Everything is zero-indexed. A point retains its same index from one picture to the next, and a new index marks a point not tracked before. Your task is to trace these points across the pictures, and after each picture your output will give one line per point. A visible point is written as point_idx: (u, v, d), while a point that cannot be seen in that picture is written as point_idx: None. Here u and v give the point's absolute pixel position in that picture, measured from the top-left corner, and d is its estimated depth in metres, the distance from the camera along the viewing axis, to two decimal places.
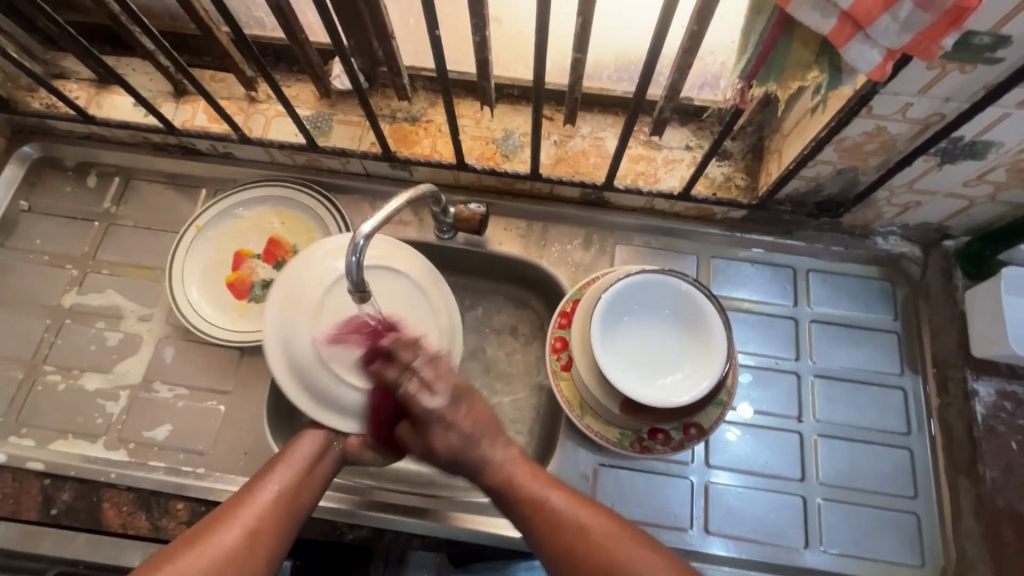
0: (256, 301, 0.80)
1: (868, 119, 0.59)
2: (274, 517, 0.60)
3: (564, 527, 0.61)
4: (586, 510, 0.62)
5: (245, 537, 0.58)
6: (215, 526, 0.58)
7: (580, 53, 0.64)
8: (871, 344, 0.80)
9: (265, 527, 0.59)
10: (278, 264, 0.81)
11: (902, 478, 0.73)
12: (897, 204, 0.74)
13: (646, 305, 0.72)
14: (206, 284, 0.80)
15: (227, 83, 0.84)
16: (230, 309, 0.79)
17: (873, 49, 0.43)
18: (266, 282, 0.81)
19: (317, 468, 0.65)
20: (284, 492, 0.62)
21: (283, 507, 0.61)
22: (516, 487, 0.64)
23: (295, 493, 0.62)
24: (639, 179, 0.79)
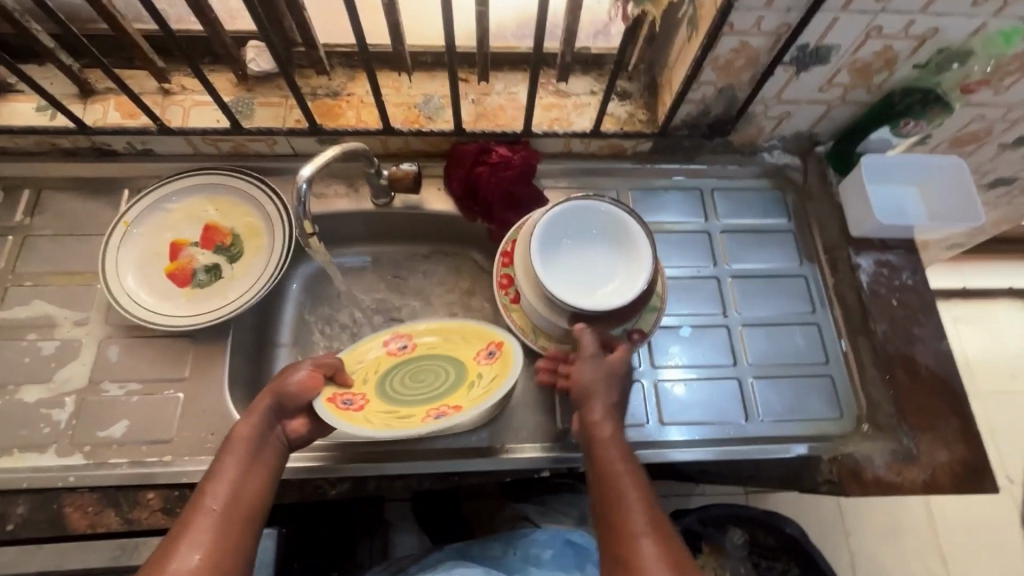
0: (202, 286, 0.80)
1: (732, 35, 0.69)
2: (239, 506, 0.59)
3: (616, 511, 0.59)
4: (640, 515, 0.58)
5: (216, 543, 0.55)
6: (177, 546, 0.55)
7: (483, 5, 0.70)
8: (774, 243, 0.91)
9: (236, 528, 0.58)
10: (221, 250, 0.82)
11: (814, 348, 0.85)
12: (773, 116, 0.86)
13: (578, 231, 0.80)
14: (147, 278, 0.79)
15: (136, 79, 0.84)
16: (174, 297, 0.79)
17: None
18: (209, 267, 0.81)
19: (261, 457, 0.64)
20: (237, 487, 0.60)
21: (246, 500, 0.60)
22: (597, 454, 0.64)
23: (249, 482, 0.61)
24: (554, 124, 0.87)
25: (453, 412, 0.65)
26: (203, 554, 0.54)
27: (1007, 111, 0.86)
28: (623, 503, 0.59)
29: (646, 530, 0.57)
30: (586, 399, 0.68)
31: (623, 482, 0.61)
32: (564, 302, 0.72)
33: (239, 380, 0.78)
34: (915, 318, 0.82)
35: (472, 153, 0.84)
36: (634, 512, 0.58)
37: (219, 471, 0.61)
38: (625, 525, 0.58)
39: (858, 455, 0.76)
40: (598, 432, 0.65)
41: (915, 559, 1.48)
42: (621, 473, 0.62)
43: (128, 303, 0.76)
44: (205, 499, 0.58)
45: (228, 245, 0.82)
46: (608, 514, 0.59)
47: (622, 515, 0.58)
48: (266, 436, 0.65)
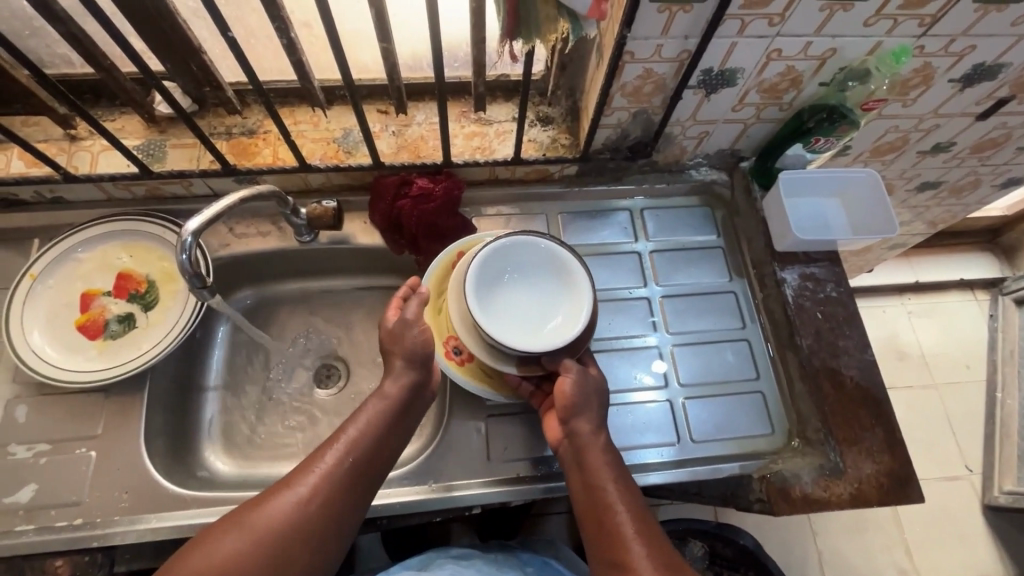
0: (115, 337, 0.77)
1: (636, 63, 0.70)
2: (364, 452, 0.64)
3: (610, 529, 0.63)
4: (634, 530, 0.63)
5: (323, 487, 0.60)
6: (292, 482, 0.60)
7: (384, 43, 0.69)
8: (703, 260, 0.92)
9: (356, 473, 0.62)
10: (134, 297, 0.80)
11: (746, 364, 0.85)
12: (693, 135, 0.86)
13: (514, 267, 0.79)
14: (56, 332, 0.77)
15: (42, 126, 0.82)
16: (84, 350, 0.76)
17: None
18: (122, 317, 0.79)
19: (396, 423, 0.68)
20: (374, 439, 0.65)
21: (374, 448, 0.65)
22: (589, 471, 0.67)
23: (385, 434, 0.67)
24: (476, 153, 0.87)
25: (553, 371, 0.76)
26: (306, 494, 0.59)
27: (919, 121, 0.87)
28: (617, 520, 0.63)
29: (641, 546, 0.61)
30: (574, 419, 0.70)
31: (618, 501, 0.65)
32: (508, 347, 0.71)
33: (156, 433, 0.76)
34: (839, 330, 0.83)
35: (392, 188, 0.83)
36: (627, 528, 0.63)
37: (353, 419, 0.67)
38: (619, 539, 0.62)
39: (786, 472, 0.76)
40: (590, 449, 0.69)
41: (880, 555, 1.49)
42: (614, 490, 0.66)
43: (33, 359, 0.73)
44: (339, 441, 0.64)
45: (142, 293, 0.80)
46: (602, 531, 0.63)
47: (617, 531, 0.63)
48: (416, 395, 0.71)
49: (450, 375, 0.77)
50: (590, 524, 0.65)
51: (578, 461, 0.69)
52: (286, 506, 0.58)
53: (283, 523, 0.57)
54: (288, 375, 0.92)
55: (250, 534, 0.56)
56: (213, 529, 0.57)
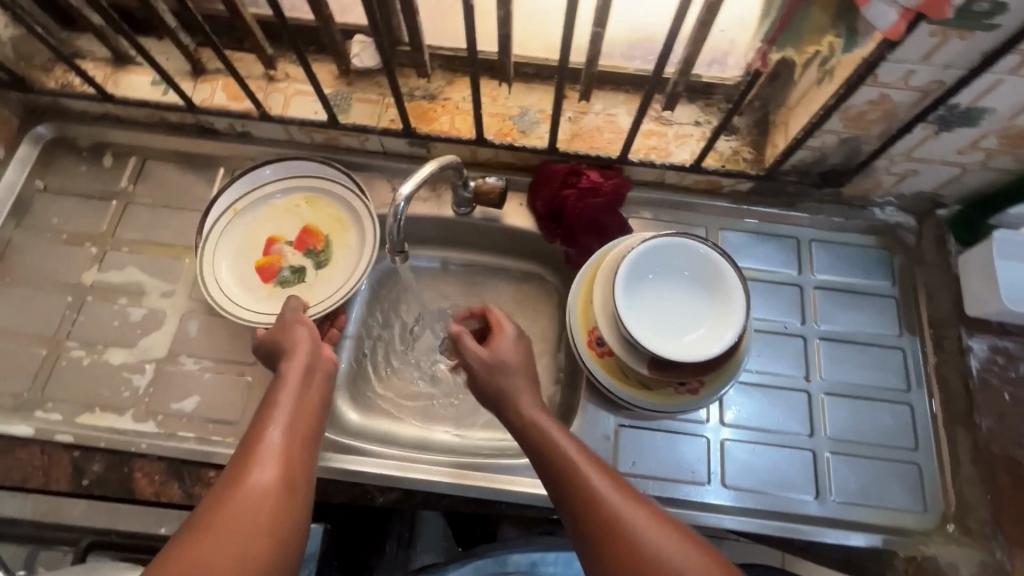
0: (287, 284, 0.82)
1: (873, 86, 0.63)
2: (300, 426, 0.58)
3: (602, 518, 0.53)
4: (639, 516, 0.53)
5: (290, 462, 0.54)
6: (253, 463, 0.52)
7: (600, 27, 0.66)
8: (872, 307, 0.84)
9: (296, 463, 0.55)
10: (310, 253, 0.83)
11: (903, 430, 0.78)
12: (896, 172, 0.78)
13: (665, 268, 0.73)
14: (239, 269, 0.82)
15: (245, 62, 0.86)
16: (258, 289, 0.81)
17: (890, 8, 0.52)
18: (296, 268, 0.82)
19: (301, 411, 0.60)
20: (297, 413, 0.59)
21: (299, 425, 0.58)
22: (559, 474, 0.57)
23: (305, 408, 0.60)
24: (651, 153, 0.83)
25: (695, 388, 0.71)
26: (279, 471, 0.53)
27: None
28: (607, 510, 0.54)
29: (652, 532, 0.52)
30: (516, 401, 0.64)
31: (601, 488, 0.55)
32: (646, 348, 0.68)
33: None
34: None
35: (559, 176, 0.82)
36: (629, 512, 0.53)
37: (277, 405, 0.59)
38: (622, 538, 0.52)
39: (942, 560, 0.71)
40: (556, 454, 0.59)
41: None
42: (592, 476, 0.56)
43: (218, 293, 0.78)
44: (270, 422, 0.57)
45: (319, 249, 0.83)
46: (602, 544, 0.52)
47: (616, 531, 0.52)
48: (317, 368, 0.65)
49: (587, 364, 0.75)
50: (585, 543, 0.53)
51: (552, 469, 0.58)
52: (258, 489, 0.50)
53: (258, 504, 0.50)
54: (414, 338, 0.91)
55: (231, 521, 0.48)
56: (186, 527, 0.49)
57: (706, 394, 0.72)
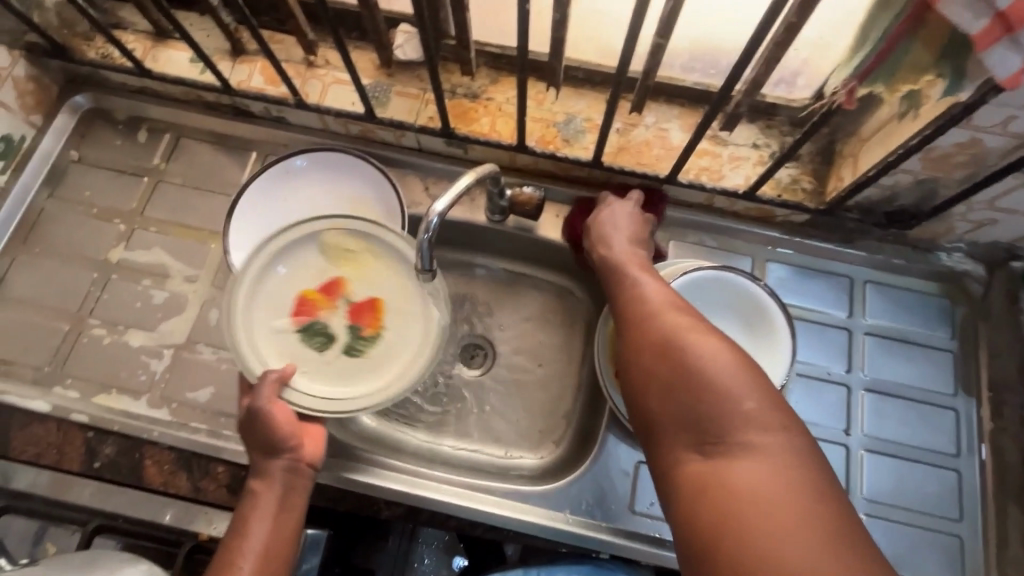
0: (314, 345, 0.68)
1: (964, 129, 0.56)
2: (269, 556, 0.58)
3: (685, 373, 0.50)
4: (732, 387, 0.48)
5: None
6: None
7: (662, 39, 0.61)
8: (927, 361, 0.77)
9: None
10: (355, 330, 0.68)
11: (948, 499, 0.72)
12: (972, 220, 0.71)
13: (705, 303, 0.69)
14: (268, 305, 0.68)
15: (285, 45, 0.83)
16: (283, 336, 0.68)
17: (1016, 56, 0.43)
18: (331, 334, 0.68)
19: (271, 539, 0.59)
20: (267, 541, 0.59)
21: (267, 556, 0.58)
22: (653, 311, 0.56)
23: (277, 533, 0.60)
24: (702, 175, 0.77)
25: None
26: None
27: None
28: (691, 359, 0.50)
29: (740, 422, 0.46)
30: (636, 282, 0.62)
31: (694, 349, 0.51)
32: None
33: None
34: None
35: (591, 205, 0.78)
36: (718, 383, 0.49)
37: (249, 529, 0.59)
38: (704, 398, 0.48)
39: None
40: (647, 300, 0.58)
41: None
42: (678, 321, 0.55)
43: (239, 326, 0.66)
44: (238, 555, 0.57)
45: (369, 335, 0.68)
46: (680, 397, 0.49)
47: (702, 388, 0.48)
48: (292, 483, 0.62)
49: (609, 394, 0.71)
50: (661, 383, 0.51)
51: (636, 309, 0.59)
52: None
53: None
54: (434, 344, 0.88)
55: None
56: None
57: None
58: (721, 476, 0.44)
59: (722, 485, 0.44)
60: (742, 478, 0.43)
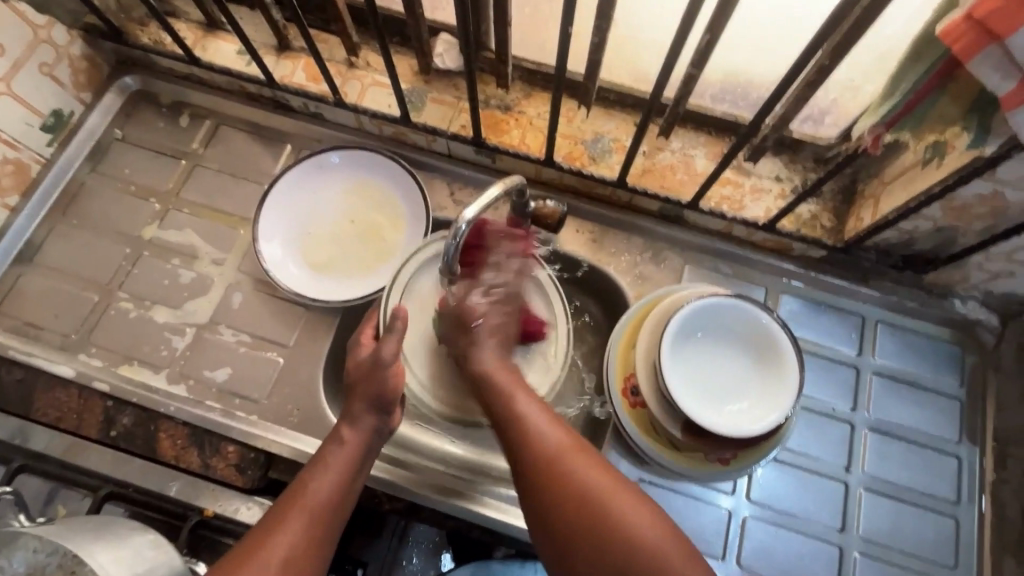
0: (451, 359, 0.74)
1: (987, 181, 0.57)
2: (336, 506, 0.59)
3: (564, 475, 0.56)
4: (596, 473, 0.57)
5: (313, 539, 0.57)
6: (280, 526, 0.56)
7: (696, 70, 0.63)
8: (933, 406, 0.78)
9: (321, 534, 0.57)
10: None
11: (944, 546, 0.72)
12: (989, 270, 0.72)
13: (717, 329, 0.70)
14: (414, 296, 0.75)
15: (329, 45, 0.86)
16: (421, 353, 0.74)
17: None
18: None
19: (350, 482, 0.61)
20: (338, 491, 0.60)
21: (338, 504, 0.59)
22: (517, 424, 0.60)
23: (346, 486, 0.61)
24: (723, 203, 0.79)
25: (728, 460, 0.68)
26: (298, 549, 0.55)
27: None
28: (565, 467, 0.56)
29: (621, 497, 0.55)
30: (510, 394, 0.62)
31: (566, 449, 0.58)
32: (684, 410, 0.65)
33: (334, 362, 0.80)
34: None
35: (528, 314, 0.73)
36: (587, 471, 0.57)
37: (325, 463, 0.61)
38: (581, 491, 0.55)
39: None
40: (510, 414, 0.61)
41: None
42: (510, 383, 0.63)
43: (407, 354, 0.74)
44: (309, 494, 0.59)
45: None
46: (558, 493, 0.56)
47: (575, 482, 0.56)
48: (372, 442, 0.64)
49: (616, 411, 0.72)
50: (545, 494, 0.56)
51: (489, 395, 0.63)
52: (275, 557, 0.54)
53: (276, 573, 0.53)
54: None
55: None
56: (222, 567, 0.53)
57: (737, 468, 0.68)
58: (632, 549, 0.52)
59: (627, 555, 0.52)
60: (643, 544, 0.52)
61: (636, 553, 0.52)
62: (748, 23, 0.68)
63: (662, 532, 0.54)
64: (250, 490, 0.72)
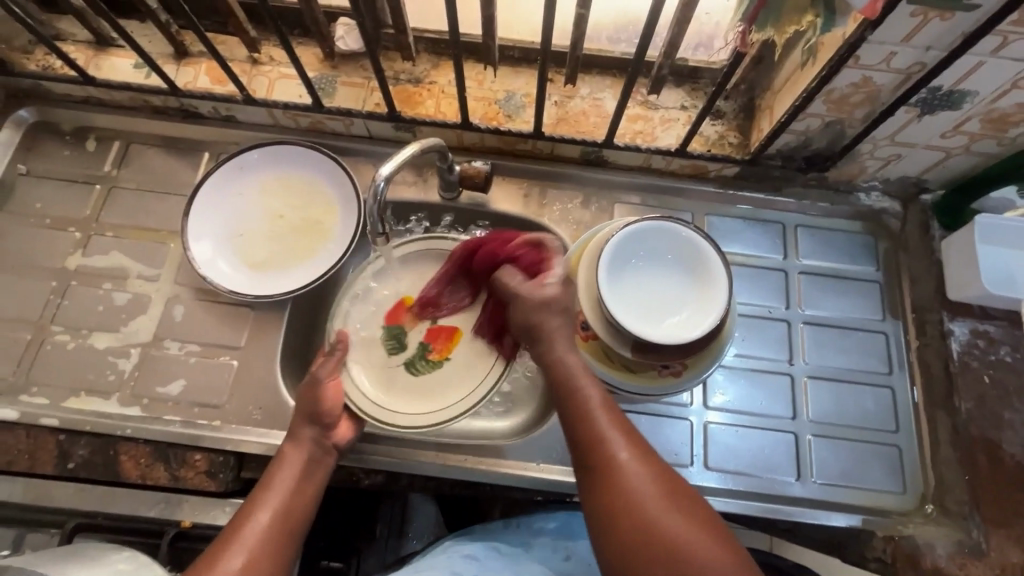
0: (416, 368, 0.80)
1: (855, 70, 0.63)
2: (275, 533, 0.60)
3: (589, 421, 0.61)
4: (677, 514, 0.55)
5: (263, 552, 0.59)
6: (227, 546, 0.58)
7: (584, 9, 0.65)
8: (857, 292, 0.84)
9: (266, 544, 0.59)
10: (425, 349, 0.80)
11: (885, 414, 0.79)
12: (880, 157, 0.78)
13: (648, 252, 0.73)
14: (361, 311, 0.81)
15: (228, 45, 0.85)
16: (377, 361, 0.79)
17: None
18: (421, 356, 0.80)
19: (303, 486, 0.64)
20: (284, 502, 0.62)
21: (283, 517, 0.61)
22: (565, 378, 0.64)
23: (297, 495, 0.64)
24: (637, 138, 0.83)
25: (678, 371, 0.73)
26: (248, 559, 0.57)
27: None
28: (631, 493, 0.56)
29: (628, 451, 0.59)
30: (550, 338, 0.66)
31: (594, 404, 0.62)
32: (629, 330, 0.68)
33: (289, 353, 0.80)
34: (1008, 400, 0.76)
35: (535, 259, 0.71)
36: (608, 427, 0.61)
37: (274, 479, 0.64)
38: (594, 434, 0.60)
39: (919, 539, 0.73)
40: (562, 367, 0.65)
41: None
42: (600, 413, 0.62)
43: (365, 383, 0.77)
44: (256, 511, 0.61)
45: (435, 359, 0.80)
46: (635, 518, 0.55)
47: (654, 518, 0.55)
48: (316, 454, 0.67)
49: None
50: (595, 481, 0.59)
51: (570, 418, 0.62)
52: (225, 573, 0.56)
53: None
54: None
55: None
56: None
57: (689, 376, 0.73)
58: (661, 548, 0.53)
59: None
60: (636, 496, 0.56)
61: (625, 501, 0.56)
62: None
63: (657, 490, 0.57)
64: (225, 494, 0.72)
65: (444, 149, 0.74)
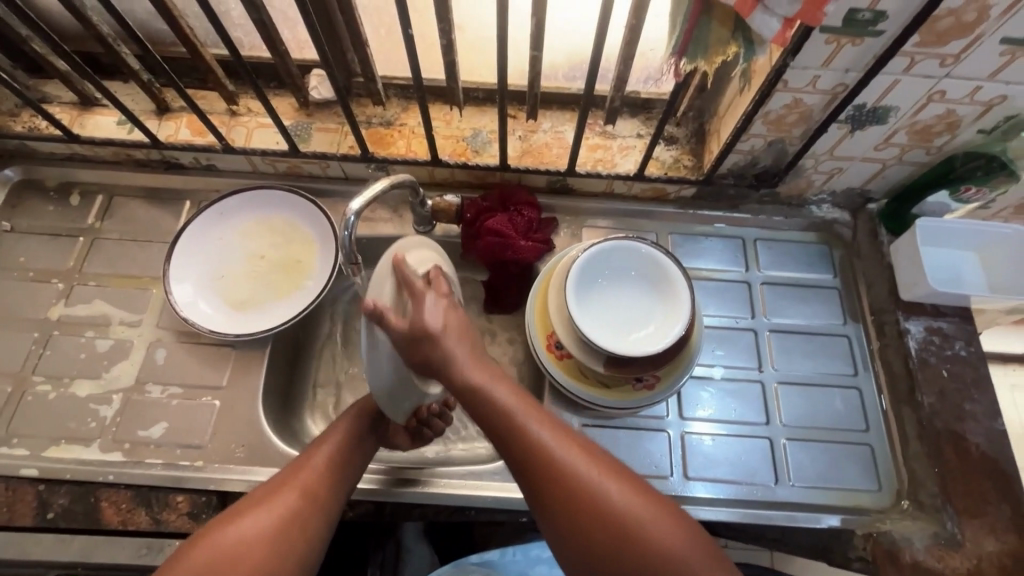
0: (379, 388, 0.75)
1: (786, 93, 0.69)
2: (328, 477, 0.64)
3: (550, 462, 0.57)
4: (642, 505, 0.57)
5: (308, 501, 0.61)
6: (278, 490, 0.61)
7: (536, 51, 0.69)
8: (817, 299, 0.88)
9: (317, 487, 0.62)
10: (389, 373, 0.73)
11: (855, 414, 0.81)
12: (824, 170, 0.84)
13: (612, 271, 0.77)
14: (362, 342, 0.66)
15: (208, 100, 0.90)
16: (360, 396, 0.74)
17: (772, 19, 0.53)
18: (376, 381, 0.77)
19: (353, 446, 0.68)
20: (335, 457, 0.66)
21: (335, 466, 0.65)
22: (494, 412, 0.60)
23: (347, 454, 0.67)
24: (598, 165, 0.88)
25: (651, 384, 0.75)
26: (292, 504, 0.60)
27: None
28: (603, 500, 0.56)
29: (579, 459, 0.58)
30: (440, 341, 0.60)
31: (526, 421, 0.59)
32: (599, 347, 0.71)
33: (272, 388, 0.81)
34: (966, 393, 0.79)
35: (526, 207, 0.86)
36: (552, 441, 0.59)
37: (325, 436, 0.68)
38: (578, 489, 0.57)
39: (897, 534, 0.74)
40: (477, 393, 0.60)
41: None
42: (521, 410, 0.60)
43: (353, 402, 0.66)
44: (309, 462, 0.65)
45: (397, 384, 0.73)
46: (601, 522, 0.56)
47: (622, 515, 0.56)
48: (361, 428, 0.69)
49: (546, 367, 0.78)
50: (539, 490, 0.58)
51: (498, 431, 0.59)
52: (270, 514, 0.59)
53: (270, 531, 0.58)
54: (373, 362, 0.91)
55: (254, 529, 0.57)
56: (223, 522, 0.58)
57: (663, 388, 0.76)
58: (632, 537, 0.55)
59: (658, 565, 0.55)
60: (589, 482, 0.57)
61: (623, 529, 0.55)
62: (571, 8, 0.78)
63: (619, 487, 0.58)
64: None
65: (416, 184, 0.79)
